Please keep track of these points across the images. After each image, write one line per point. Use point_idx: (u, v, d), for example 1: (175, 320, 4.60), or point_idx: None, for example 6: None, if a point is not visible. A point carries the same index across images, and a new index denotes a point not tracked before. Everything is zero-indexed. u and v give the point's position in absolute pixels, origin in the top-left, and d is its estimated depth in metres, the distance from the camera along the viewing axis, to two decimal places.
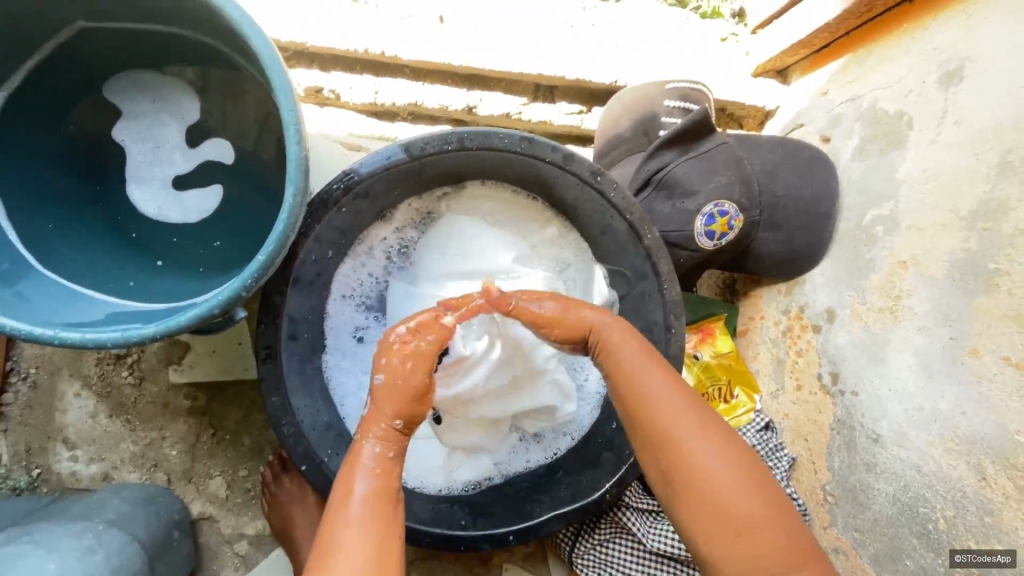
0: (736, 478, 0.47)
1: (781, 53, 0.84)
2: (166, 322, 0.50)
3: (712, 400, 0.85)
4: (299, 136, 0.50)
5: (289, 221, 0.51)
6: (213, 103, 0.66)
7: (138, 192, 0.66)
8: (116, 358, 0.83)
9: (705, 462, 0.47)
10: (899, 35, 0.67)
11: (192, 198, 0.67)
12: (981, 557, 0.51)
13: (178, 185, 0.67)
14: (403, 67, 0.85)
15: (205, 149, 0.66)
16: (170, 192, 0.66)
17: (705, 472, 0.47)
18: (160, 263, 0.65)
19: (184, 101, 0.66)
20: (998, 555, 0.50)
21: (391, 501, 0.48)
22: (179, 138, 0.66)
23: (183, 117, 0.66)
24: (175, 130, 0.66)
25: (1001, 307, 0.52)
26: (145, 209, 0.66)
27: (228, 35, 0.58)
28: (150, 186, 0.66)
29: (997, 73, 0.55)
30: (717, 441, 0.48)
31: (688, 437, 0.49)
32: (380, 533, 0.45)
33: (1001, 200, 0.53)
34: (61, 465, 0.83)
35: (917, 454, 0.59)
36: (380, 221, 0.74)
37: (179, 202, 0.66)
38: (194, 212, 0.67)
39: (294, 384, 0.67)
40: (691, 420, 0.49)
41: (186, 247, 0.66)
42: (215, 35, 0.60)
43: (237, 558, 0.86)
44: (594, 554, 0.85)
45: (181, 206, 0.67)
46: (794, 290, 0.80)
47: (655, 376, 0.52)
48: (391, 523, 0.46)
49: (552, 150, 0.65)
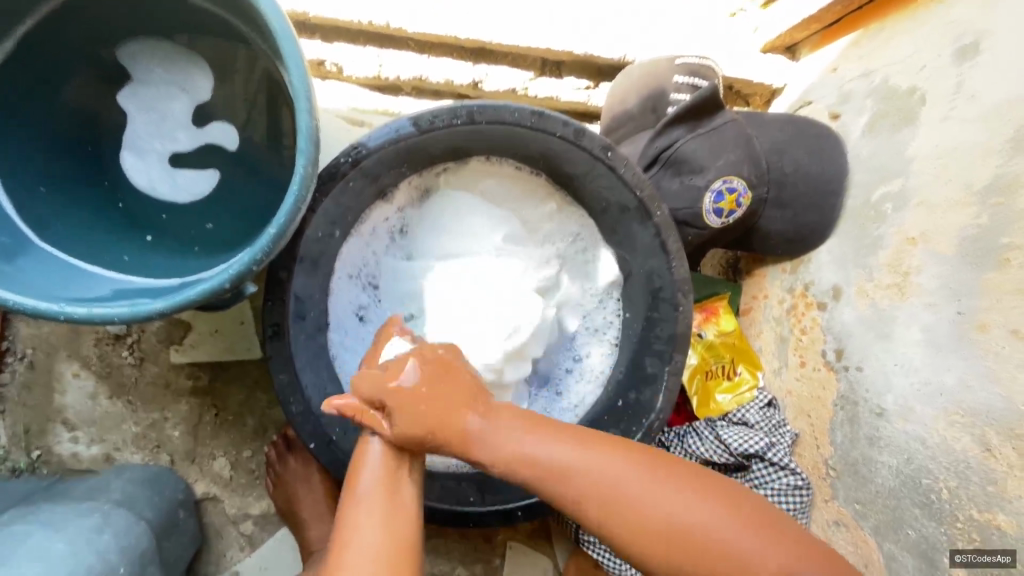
0: (686, 514, 0.45)
1: (791, 28, 0.83)
2: (176, 297, 0.49)
3: (716, 377, 0.87)
4: (309, 105, 0.48)
5: (300, 194, 0.50)
6: (208, 76, 0.64)
7: (131, 161, 0.64)
8: (115, 338, 0.82)
9: (654, 505, 0.45)
10: (912, 10, 0.67)
11: (185, 178, 0.65)
12: (980, 555, 0.53)
13: (176, 163, 0.65)
14: (407, 40, 0.83)
15: (210, 131, 0.65)
16: (169, 169, 0.65)
17: (660, 520, 0.44)
18: (150, 239, 0.63)
19: (196, 74, 0.64)
20: (999, 555, 0.52)
21: (396, 486, 0.49)
22: (187, 115, 0.64)
23: (187, 90, 0.64)
24: (182, 106, 0.64)
25: (1011, 282, 0.52)
26: (135, 180, 0.64)
27: (230, 1, 0.56)
28: (147, 158, 0.64)
29: (1014, 47, 0.54)
30: (662, 484, 0.46)
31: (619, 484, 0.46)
32: (394, 525, 0.47)
33: (1014, 175, 0.53)
34: (62, 447, 0.81)
35: (922, 427, 0.60)
36: (380, 201, 0.72)
37: (174, 180, 0.65)
38: (191, 192, 0.65)
39: (302, 362, 0.66)
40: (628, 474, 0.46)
41: (184, 224, 0.65)
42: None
43: (242, 538, 0.86)
44: None
45: (173, 184, 0.65)
46: (800, 268, 0.80)
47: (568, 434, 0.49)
48: (401, 515, 0.47)
49: (563, 124, 0.64)
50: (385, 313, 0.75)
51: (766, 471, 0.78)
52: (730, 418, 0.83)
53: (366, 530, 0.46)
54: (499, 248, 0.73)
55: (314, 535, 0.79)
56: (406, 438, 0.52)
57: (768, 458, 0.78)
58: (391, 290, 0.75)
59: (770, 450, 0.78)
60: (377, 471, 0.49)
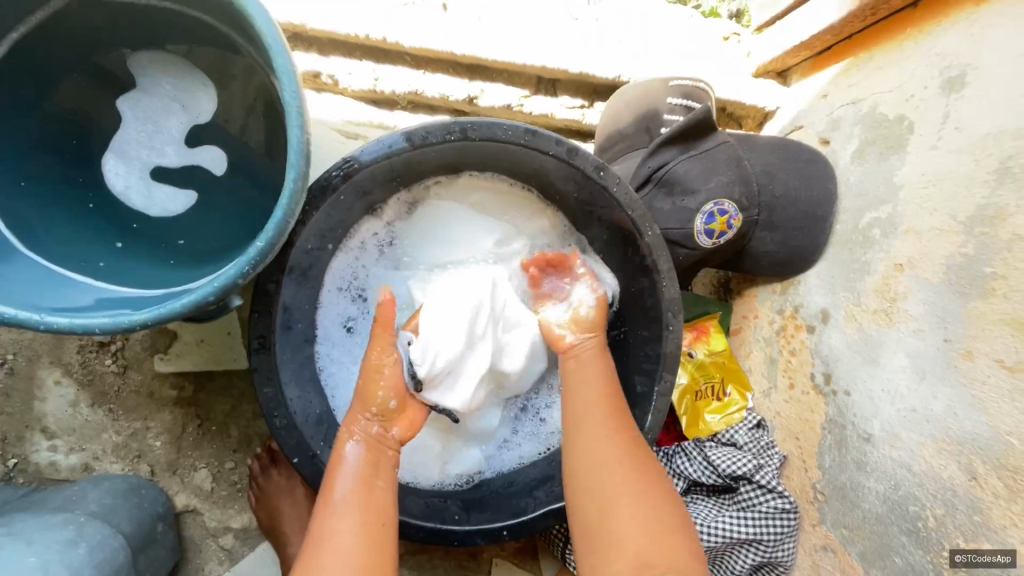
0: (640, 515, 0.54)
1: (783, 54, 0.84)
2: (160, 308, 0.49)
3: (705, 398, 0.86)
4: (301, 121, 0.48)
5: (290, 207, 0.49)
6: (209, 95, 0.64)
7: (112, 165, 0.63)
8: (100, 345, 0.80)
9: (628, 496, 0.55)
10: (902, 40, 0.68)
11: (163, 194, 0.64)
12: (980, 556, 0.52)
13: (156, 176, 0.64)
14: (404, 54, 0.84)
15: (199, 154, 0.64)
16: (149, 181, 0.64)
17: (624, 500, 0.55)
18: (121, 245, 0.61)
19: (201, 91, 0.63)
20: (998, 555, 0.50)
21: (374, 474, 0.56)
22: (181, 133, 0.63)
23: (186, 107, 0.63)
24: (180, 123, 0.63)
25: (996, 311, 0.53)
26: (113, 183, 0.63)
27: (230, 17, 0.56)
28: (128, 164, 0.63)
29: (999, 79, 0.55)
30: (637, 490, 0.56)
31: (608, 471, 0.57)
32: (368, 507, 0.53)
33: (1000, 206, 0.53)
34: (39, 455, 0.80)
35: (909, 454, 0.60)
36: (369, 215, 0.72)
37: (152, 194, 0.64)
38: (166, 209, 0.64)
39: (288, 374, 0.66)
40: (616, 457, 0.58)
41: (162, 234, 0.64)
42: (213, 12, 0.57)
43: (221, 552, 0.84)
44: None
45: (148, 197, 0.64)
46: (789, 290, 0.81)
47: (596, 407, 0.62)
48: (376, 509, 0.53)
49: (557, 143, 0.64)
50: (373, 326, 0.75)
51: (754, 493, 0.78)
52: (718, 438, 0.83)
53: (344, 523, 0.51)
54: (491, 253, 0.74)
55: (294, 551, 0.79)
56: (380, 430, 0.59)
57: (755, 480, 0.78)
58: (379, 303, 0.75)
59: (758, 472, 0.78)
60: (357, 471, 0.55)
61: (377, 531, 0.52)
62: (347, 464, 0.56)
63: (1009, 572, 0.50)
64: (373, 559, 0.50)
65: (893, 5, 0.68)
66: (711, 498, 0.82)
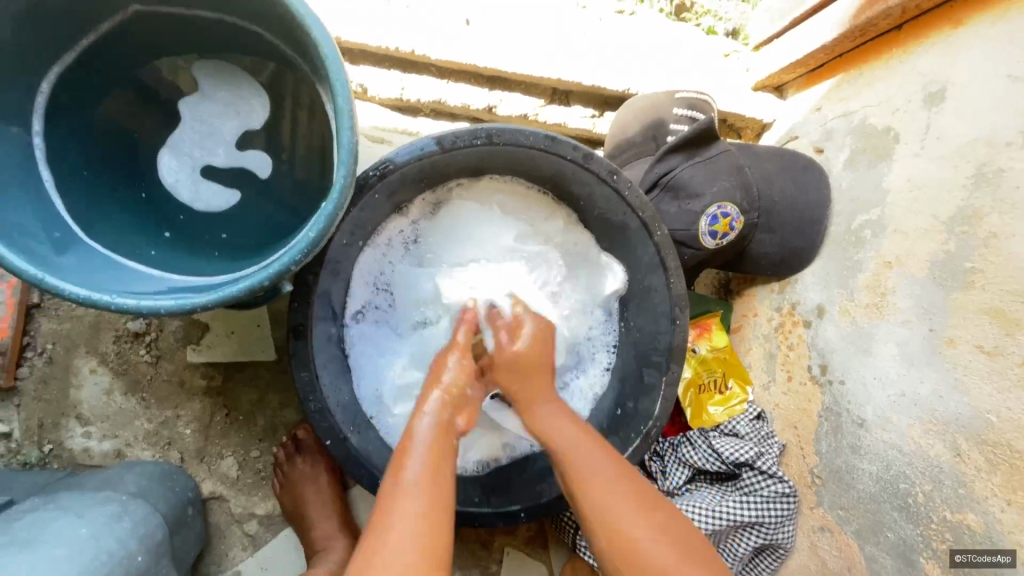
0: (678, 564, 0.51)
1: (779, 71, 0.91)
2: (218, 292, 0.53)
3: (708, 390, 0.91)
4: (351, 124, 0.53)
5: (339, 201, 0.54)
6: (263, 107, 0.68)
7: (166, 160, 0.67)
8: (134, 336, 0.84)
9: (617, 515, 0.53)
10: (889, 58, 0.75)
11: (209, 190, 0.68)
12: (981, 556, 0.55)
13: (206, 174, 0.68)
14: (429, 66, 0.89)
15: (246, 156, 0.69)
16: (196, 178, 0.68)
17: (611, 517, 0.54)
18: (167, 236, 0.66)
19: (256, 102, 0.68)
20: (999, 555, 0.54)
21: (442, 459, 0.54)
22: (233, 136, 0.68)
23: (241, 114, 0.68)
24: (232, 127, 0.68)
25: (975, 301, 0.58)
26: (164, 176, 0.67)
27: (290, 34, 0.60)
28: (181, 159, 0.67)
29: (974, 94, 0.62)
30: (665, 541, 0.52)
31: (627, 525, 0.52)
32: (437, 488, 0.51)
33: (977, 207, 0.59)
34: (74, 442, 0.83)
35: (899, 435, 0.66)
36: (396, 214, 0.77)
37: (198, 191, 0.68)
38: (209, 205, 0.68)
39: (322, 361, 0.70)
40: (633, 503, 0.54)
41: (205, 228, 0.68)
42: (276, 32, 0.62)
43: (246, 538, 0.87)
44: None
45: (195, 193, 0.68)
46: (787, 289, 0.86)
47: (591, 454, 0.58)
48: (442, 493, 0.51)
49: (574, 149, 0.70)
50: (396, 318, 0.80)
51: (755, 478, 0.82)
52: (721, 429, 0.88)
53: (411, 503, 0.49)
54: (507, 252, 0.79)
55: (319, 535, 0.82)
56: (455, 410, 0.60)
57: (757, 466, 0.82)
58: (402, 297, 0.79)
59: (759, 459, 0.83)
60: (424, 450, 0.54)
61: (439, 513, 0.50)
62: (419, 443, 0.55)
63: (1008, 572, 0.53)
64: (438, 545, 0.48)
65: (880, 28, 0.75)
66: (715, 486, 0.86)
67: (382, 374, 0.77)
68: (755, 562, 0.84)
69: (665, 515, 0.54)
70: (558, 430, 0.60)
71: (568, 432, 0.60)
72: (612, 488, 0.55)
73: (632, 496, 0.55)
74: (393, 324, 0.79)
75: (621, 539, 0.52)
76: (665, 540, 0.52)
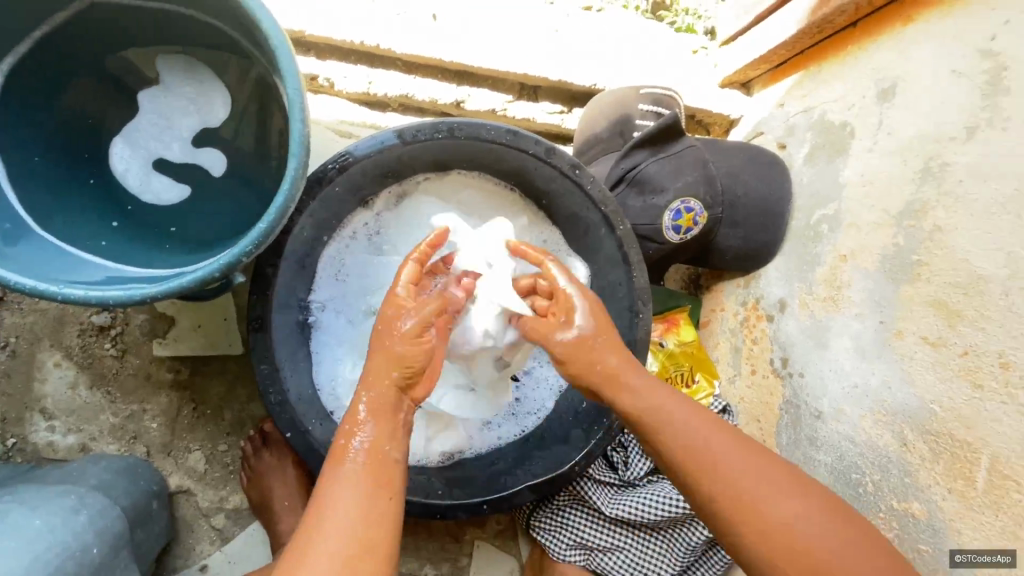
0: (796, 508, 0.49)
1: (744, 67, 0.92)
2: (168, 283, 0.53)
3: (675, 384, 0.92)
4: (303, 116, 0.53)
5: (290, 193, 0.54)
6: (223, 104, 0.69)
7: (119, 149, 0.67)
8: (100, 329, 0.84)
9: (726, 464, 0.51)
10: (845, 55, 0.75)
11: (160, 183, 0.69)
12: (981, 556, 0.51)
13: (158, 167, 0.69)
14: (395, 60, 0.90)
15: (201, 155, 0.69)
16: (148, 169, 0.68)
17: (718, 462, 0.51)
18: (116, 224, 0.65)
19: (216, 100, 0.68)
20: (998, 554, 0.49)
21: (382, 471, 0.51)
22: (191, 133, 0.68)
23: (200, 110, 0.68)
24: (191, 123, 0.68)
25: (921, 294, 0.59)
26: (114, 166, 0.67)
27: (245, 27, 0.60)
28: (135, 151, 0.68)
29: (923, 90, 0.62)
30: (778, 487, 0.50)
31: (734, 475, 0.50)
32: (372, 497, 0.49)
33: (924, 201, 0.60)
34: (38, 435, 0.83)
35: (852, 427, 0.66)
36: (362, 207, 0.77)
37: (148, 181, 0.68)
38: (159, 197, 0.69)
39: (282, 354, 0.70)
40: (742, 462, 0.51)
41: (159, 221, 0.68)
42: (231, 24, 0.62)
43: (213, 531, 0.87)
44: (551, 519, 0.88)
45: (148, 187, 0.68)
46: (752, 283, 0.87)
47: (686, 421, 0.54)
48: (381, 507, 0.49)
49: (536, 143, 0.70)
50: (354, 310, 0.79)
51: None
52: None
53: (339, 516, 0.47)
54: None
55: (285, 529, 0.82)
56: (396, 384, 0.55)
57: None
58: (368, 289, 0.80)
59: None
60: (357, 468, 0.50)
61: (369, 535, 0.47)
62: (351, 460, 0.51)
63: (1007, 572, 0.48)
64: (373, 545, 0.47)
65: (837, 24, 0.76)
66: None
67: (340, 364, 0.77)
68: (709, 551, 0.86)
69: (778, 471, 0.51)
70: (650, 395, 0.56)
71: (655, 395, 0.56)
72: (718, 443, 0.52)
73: (739, 454, 0.52)
74: (357, 318, 0.80)
75: (698, 451, 0.52)
76: (748, 455, 0.52)
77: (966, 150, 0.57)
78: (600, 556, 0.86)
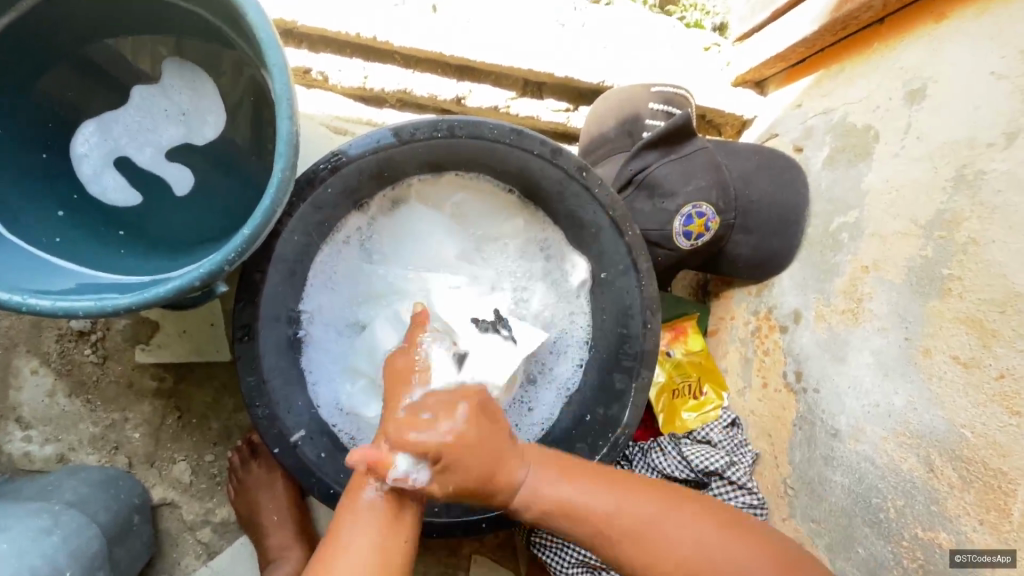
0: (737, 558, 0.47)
1: (760, 65, 0.88)
2: (141, 293, 0.49)
3: (683, 395, 0.87)
4: (291, 112, 0.49)
5: (277, 195, 0.50)
6: (213, 108, 0.64)
7: (87, 130, 0.62)
8: (79, 335, 0.80)
9: (667, 535, 0.47)
10: (869, 53, 0.72)
11: (114, 176, 0.63)
12: (981, 556, 0.50)
13: (121, 164, 0.63)
14: (394, 54, 0.86)
15: (172, 167, 0.64)
16: (106, 162, 0.63)
17: (682, 555, 0.47)
18: (63, 214, 0.60)
19: (210, 117, 0.64)
20: (998, 554, 0.49)
21: (403, 515, 0.48)
22: (172, 142, 0.64)
23: (188, 122, 0.64)
24: (175, 133, 0.64)
25: (951, 310, 0.56)
26: (75, 149, 0.62)
27: (226, 12, 0.56)
28: (100, 145, 0.63)
29: (954, 92, 0.59)
30: (673, 512, 0.49)
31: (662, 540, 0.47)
32: (389, 546, 0.46)
33: (956, 212, 0.56)
34: (13, 446, 0.79)
35: (872, 448, 0.63)
36: (355, 212, 0.72)
37: (102, 174, 0.63)
38: (106, 193, 0.63)
39: (270, 365, 0.66)
40: (653, 515, 0.48)
41: (130, 225, 0.64)
42: (211, 8, 0.57)
43: (199, 546, 0.84)
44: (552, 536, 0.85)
45: (108, 184, 0.63)
46: (764, 292, 0.84)
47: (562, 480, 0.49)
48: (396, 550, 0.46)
49: (541, 143, 0.65)
50: (342, 320, 0.75)
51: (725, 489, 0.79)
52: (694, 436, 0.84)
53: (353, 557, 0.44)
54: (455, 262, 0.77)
55: (274, 544, 0.78)
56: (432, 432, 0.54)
57: (727, 476, 0.79)
58: (358, 295, 0.75)
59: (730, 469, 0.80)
60: (385, 494, 0.48)
61: None
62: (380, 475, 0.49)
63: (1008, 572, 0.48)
64: None
65: (861, 21, 0.72)
66: None
67: (337, 383, 0.73)
68: None
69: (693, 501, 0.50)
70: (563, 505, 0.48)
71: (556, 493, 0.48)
72: (636, 510, 0.48)
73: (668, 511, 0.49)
74: (347, 330, 0.75)
75: (628, 522, 0.48)
76: (684, 520, 0.48)
77: (1004, 157, 0.53)
78: (604, 575, 0.82)
